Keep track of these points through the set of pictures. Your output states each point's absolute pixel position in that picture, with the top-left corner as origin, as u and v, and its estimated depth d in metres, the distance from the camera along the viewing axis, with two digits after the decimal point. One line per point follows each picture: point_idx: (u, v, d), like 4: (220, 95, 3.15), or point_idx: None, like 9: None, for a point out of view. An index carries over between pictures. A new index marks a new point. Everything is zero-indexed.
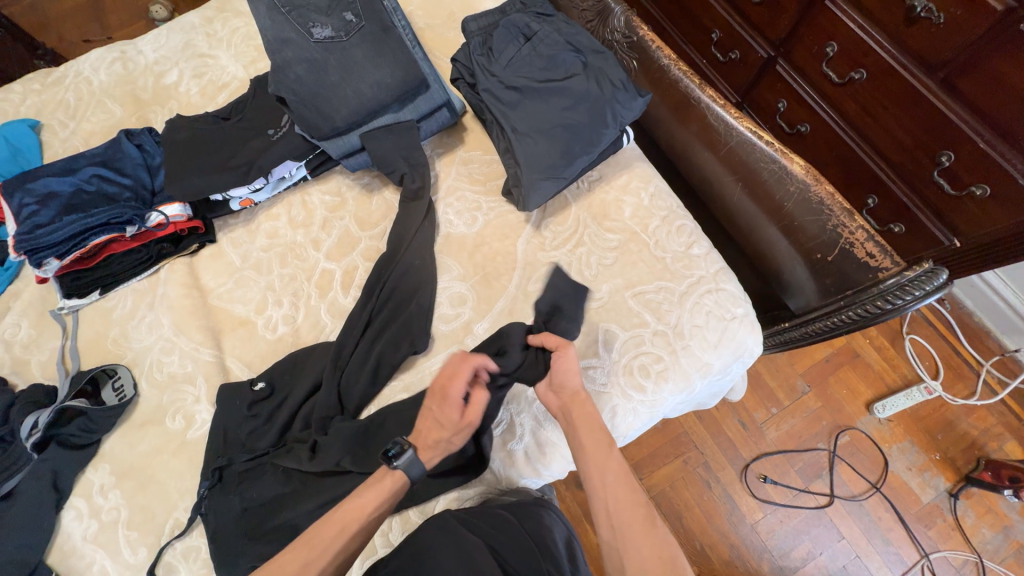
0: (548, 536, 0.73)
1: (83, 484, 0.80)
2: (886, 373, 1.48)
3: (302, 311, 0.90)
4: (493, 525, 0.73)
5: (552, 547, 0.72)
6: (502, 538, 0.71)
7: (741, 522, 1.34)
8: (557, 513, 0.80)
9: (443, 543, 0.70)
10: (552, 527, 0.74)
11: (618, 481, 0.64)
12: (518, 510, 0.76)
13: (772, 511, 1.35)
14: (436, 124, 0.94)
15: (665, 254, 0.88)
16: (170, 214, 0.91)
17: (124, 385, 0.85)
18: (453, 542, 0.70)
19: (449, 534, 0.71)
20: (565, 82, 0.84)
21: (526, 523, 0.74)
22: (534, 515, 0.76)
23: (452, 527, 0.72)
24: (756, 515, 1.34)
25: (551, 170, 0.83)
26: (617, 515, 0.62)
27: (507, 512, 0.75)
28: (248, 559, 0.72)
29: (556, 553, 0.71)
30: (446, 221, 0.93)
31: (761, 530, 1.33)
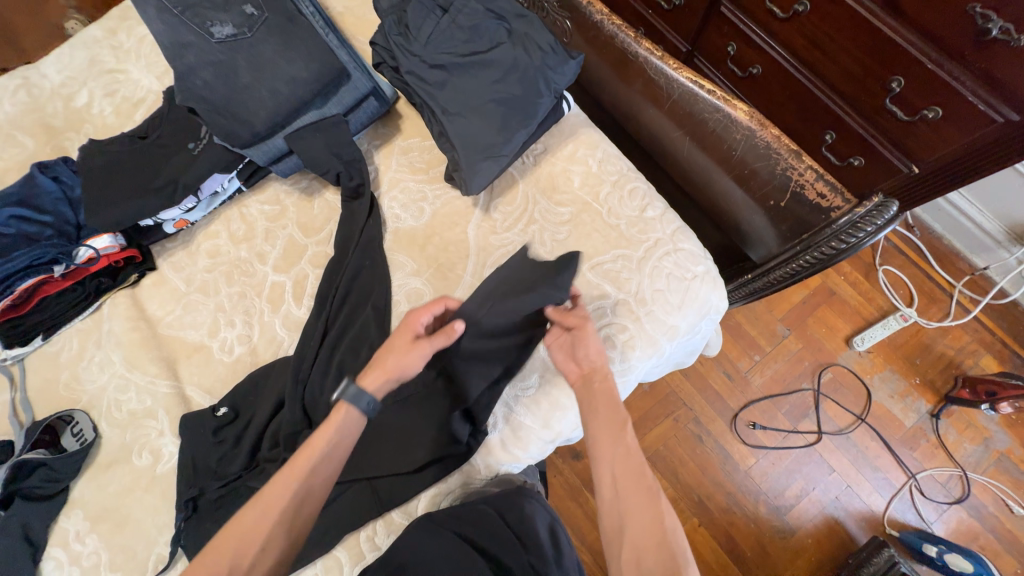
0: (529, 525, 0.76)
1: (56, 533, 0.79)
2: (862, 307, 1.49)
3: (257, 328, 0.87)
4: (474, 523, 0.74)
5: (535, 535, 0.75)
6: (488, 534, 0.74)
7: (736, 469, 1.37)
8: (540, 497, 0.82)
9: (431, 546, 0.71)
10: (535, 517, 0.77)
11: (620, 459, 0.64)
12: (501, 503, 0.77)
13: (763, 456, 1.38)
14: (366, 115, 0.89)
15: (619, 221, 0.86)
16: (100, 246, 0.87)
17: (83, 429, 0.82)
18: (441, 545, 0.71)
19: (435, 536, 0.72)
20: (491, 53, 0.78)
21: (509, 517, 0.76)
22: (516, 505, 0.77)
23: (438, 527, 0.73)
24: (749, 461, 1.37)
25: (491, 149, 0.80)
26: (625, 485, 0.62)
27: (488, 506, 0.77)
28: None
29: (541, 542, 0.74)
30: (393, 215, 0.90)
31: (755, 474, 1.36)
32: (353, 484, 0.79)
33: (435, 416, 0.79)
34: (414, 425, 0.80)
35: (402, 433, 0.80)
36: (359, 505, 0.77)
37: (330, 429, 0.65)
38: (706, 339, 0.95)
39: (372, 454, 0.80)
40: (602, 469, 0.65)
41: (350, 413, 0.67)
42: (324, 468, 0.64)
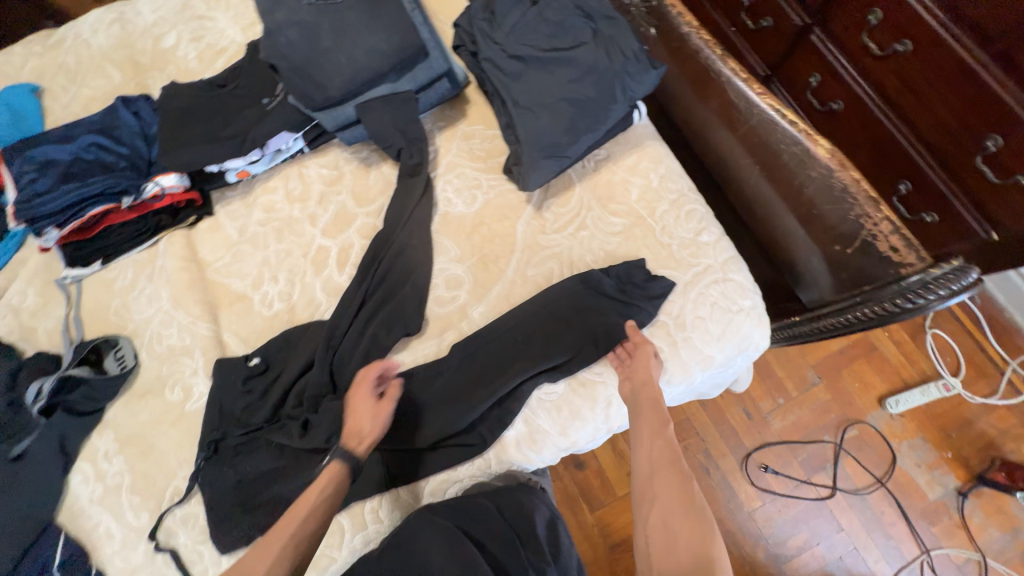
0: (528, 523, 0.77)
1: (88, 448, 0.84)
2: (903, 368, 1.43)
3: (298, 288, 0.89)
4: (472, 516, 0.75)
5: (534, 532, 0.76)
6: (485, 528, 0.74)
7: (739, 509, 1.34)
8: (542, 494, 0.83)
9: (429, 534, 0.72)
10: (535, 513, 0.78)
11: (659, 448, 0.68)
12: (501, 498, 0.79)
13: (771, 501, 1.34)
14: (436, 95, 0.89)
15: (671, 241, 0.83)
16: (166, 184, 0.89)
17: (125, 355, 0.86)
18: (441, 532, 0.72)
19: (433, 526, 0.73)
20: (572, 52, 0.77)
21: (508, 511, 0.77)
22: (516, 500, 0.79)
23: (437, 516, 0.74)
24: (754, 503, 1.34)
25: (554, 148, 0.78)
26: (659, 470, 0.66)
27: (487, 499, 0.78)
28: (241, 530, 0.75)
29: (539, 540, 0.75)
30: (445, 199, 0.90)
31: (758, 518, 1.33)
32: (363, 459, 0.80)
33: (456, 408, 0.78)
34: (433, 411, 0.79)
35: (417, 418, 0.80)
36: (370, 475, 0.79)
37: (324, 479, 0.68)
38: (736, 375, 0.91)
39: (394, 426, 0.80)
40: (639, 455, 0.69)
41: (344, 476, 0.69)
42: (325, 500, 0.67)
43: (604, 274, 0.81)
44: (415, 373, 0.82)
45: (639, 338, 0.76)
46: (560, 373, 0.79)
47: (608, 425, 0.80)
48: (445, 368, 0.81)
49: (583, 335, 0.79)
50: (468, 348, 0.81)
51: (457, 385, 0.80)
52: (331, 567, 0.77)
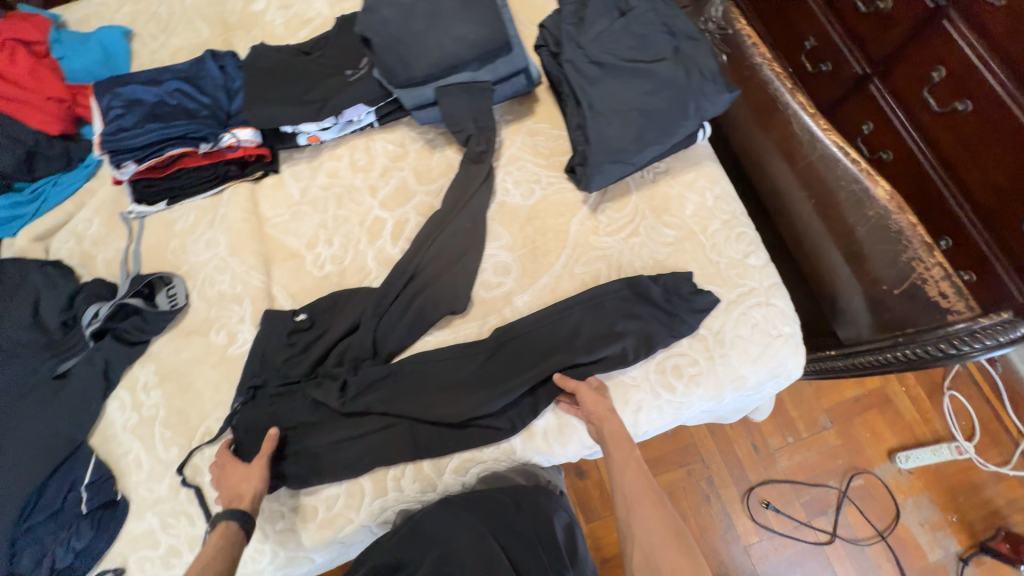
0: (548, 525, 0.78)
1: (129, 377, 0.86)
2: (916, 425, 1.42)
3: (350, 254, 0.92)
4: (497, 512, 0.76)
5: (552, 532, 0.78)
6: (506, 525, 0.76)
7: (734, 541, 1.35)
8: (558, 497, 0.85)
9: (449, 523, 0.74)
10: (552, 514, 0.80)
11: (634, 476, 0.69)
12: (522, 496, 0.79)
13: (768, 538, 1.34)
14: (511, 90, 0.91)
15: (720, 259, 0.85)
16: (242, 137, 0.93)
17: (177, 293, 0.89)
18: (461, 522, 0.74)
19: (452, 515, 0.75)
20: (652, 66, 0.80)
21: (527, 509, 0.78)
22: (535, 500, 0.80)
23: (455, 506, 0.77)
24: (750, 538, 1.35)
25: (620, 154, 0.81)
26: (635, 500, 0.68)
27: (507, 494, 0.79)
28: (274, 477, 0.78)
29: (557, 543, 0.77)
30: (504, 189, 0.93)
31: (752, 553, 1.33)
32: (391, 429, 0.80)
33: (489, 390, 0.80)
34: (467, 389, 0.81)
35: (450, 394, 0.81)
36: (396, 445, 0.80)
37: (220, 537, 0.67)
38: (759, 401, 0.93)
39: (425, 398, 0.81)
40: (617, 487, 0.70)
41: (238, 530, 0.68)
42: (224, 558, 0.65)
43: (651, 280, 0.83)
44: (453, 352, 0.83)
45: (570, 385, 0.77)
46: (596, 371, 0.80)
47: (633, 429, 0.81)
48: (483, 350, 0.83)
49: (624, 336, 0.80)
50: (508, 333, 0.83)
51: (492, 369, 0.82)
52: (346, 527, 0.78)
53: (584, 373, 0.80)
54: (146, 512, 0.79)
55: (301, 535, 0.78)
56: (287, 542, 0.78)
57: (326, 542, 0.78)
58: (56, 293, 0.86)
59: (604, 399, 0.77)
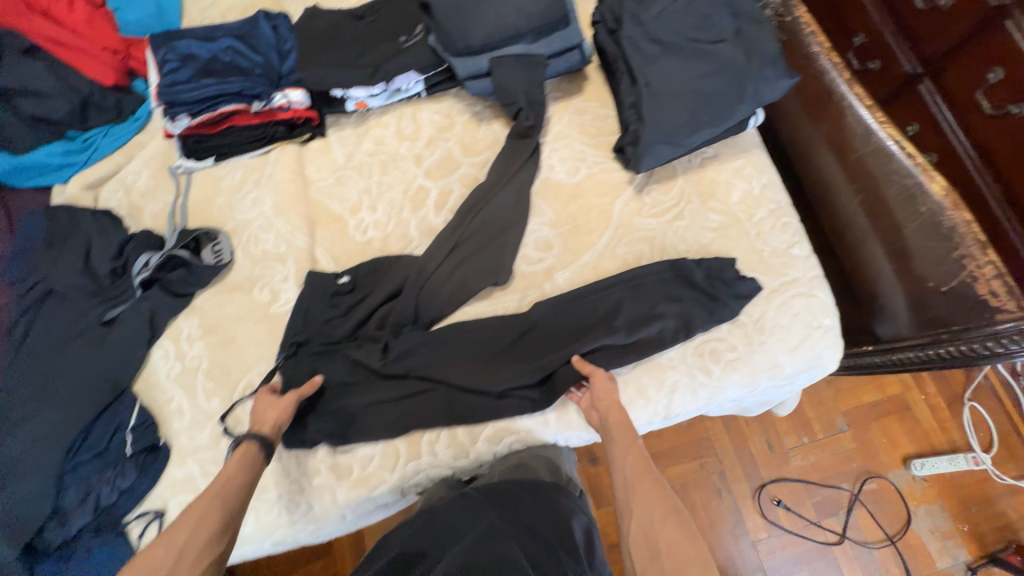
0: (565, 521, 0.71)
1: (173, 328, 0.87)
2: (934, 434, 1.42)
3: (394, 220, 0.92)
4: (507, 498, 0.72)
5: (570, 532, 0.70)
6: (517, 510, 0.70)
7: (743, 535, 1.36)
8: (575, 498, 0.79)
9: (459, 512, 0.70)
10: (571, 515, 0.73)
11: (631, 455, 0.68)
12: (536, 491, 0.74)
13: (776, 535, 1.35)
14: (565, 65, 0.91)
15: (764, 247, 0.85)
16: (292, 98, 0.94)
17: (223, 249, 0.90)
18: (472, 510, 0.69)
19: (461, 500, 0.72)
20: (713, 47, 0.80)
21: (541, 504, 0.72)
22: (551, 498, 0.74)
23: (468, 497, 0.73)
24: (759, 533, 1.36)
25: (673, 135, 0.81)
26: (633, 477, 0.66)
27: (521, 486, 0.74)
28: (312, 434, 0.80)
29: (575, 541, 0.68)
30: (549, 165, 0.93)
31: (760, 548, 1.35)
32: (424, 394, 0.82)
33: (524, 364, 0.81)
34: (506, 361, 0.82)
35: (488, 364, 0.82)
36: (432, 411, 0.81)
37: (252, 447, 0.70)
38: (786, 394, 0.94)
39: (462, 366, 0.82)
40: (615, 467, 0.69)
41: (257, 455, 0.70)
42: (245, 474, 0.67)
43: (695, 264, 0.83)
44: (492, 322, 0.84)
45: (586, 369, 0.78)
46: (633, 355, 0.80)
47: (666, 411, 0.82)
48: (523, 323, 0.83)
49: (666, 317, 0.81)
50: (549, 307, 0.83)
51: (530, 342, 0.83)
52: (380, 487, 0.79)
53: (621, 354, 0.80)
54: (186, 459, 0.80)
55: (336, 491, 0.79)
56: (322, 497, 0.79)
57: (360, 500, 0.80)
58: (107, 241, 0.88)
59: (614, 387, 0.76)
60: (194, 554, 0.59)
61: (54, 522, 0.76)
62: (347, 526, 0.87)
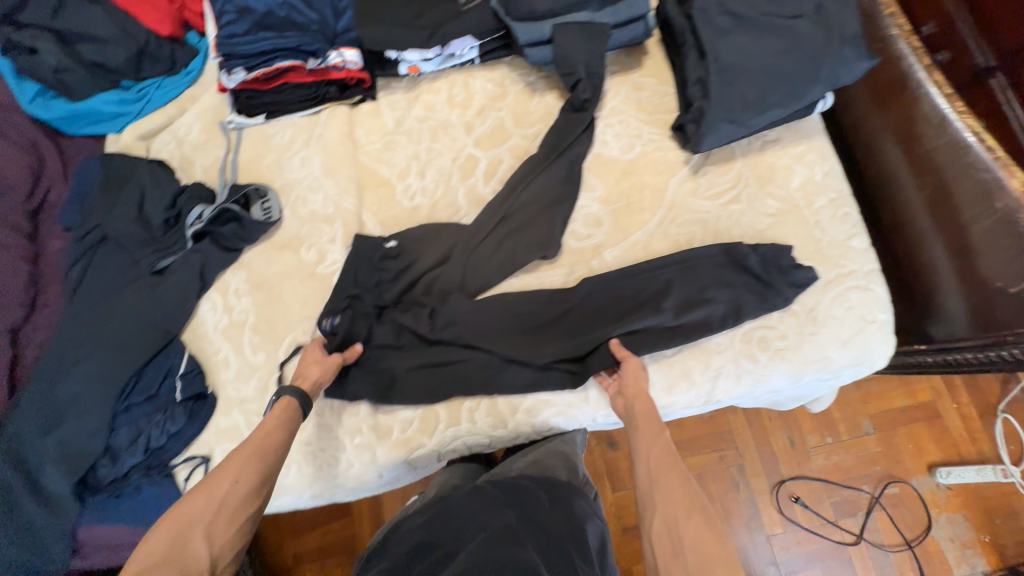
0: (579, 521, 0.69)
1: (221, 282, 0.89)
2: (962, 443, 1.39)
3: (441, 188, 0.92)
4: (520, 494, 0.72)
5: (585, 534, 0.68)
6: (530, 508, 0.70)
7: (758, 529, 1.36)
8: (590, 501, 0.77)
9: (475, 502, 0.72)
10: (586, 516, 0.71)
11: (658, 450, 0.67)
12: (551, 490, 0.74)
13: (792, 531, 1.35)
14: (628, 36, 0.89)
15: (823, 236, 0.82)
16: (347, 59, 0.92)
17: (272, 207, 0.90)
18: (487, 503, 0.71)
19: (473, 493, 0.74)
20: (790, 22, 0.77)
21: (556, 503, 0.72)
22: (566, 498, 0.73)
23: (483, 491, 0.74)
24: (775, 528, 1.36)
25: (739, 114, 0.78)
26: (659, 473, 0.65)
27: (536, 485, 0.75)
28: (355, 389, 0.81)
29: (589, 545, 0.66)
30: (602, 140, 0.91)
31: (774, 543, 1.35)
32: (465, 361, 0.82)
33: (566, 341, 0.81)
34: (550, 336, 0.82)
35: (533, 336, 0.83)
36: (472, 378, 0.81)
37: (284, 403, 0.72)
38: (824, 390, 0.93)
39: (507, 337, 0.82)
40: (639, 461, 0.68)
41: (295, 411, 0.72)
42: (279, 433, 0.69)
43: (751, 250, 0.81)
44: (538, 295, 0.83)
45: (624, 355, 0.77)
46: (678, 339, 0.78)
47: (708, 396, 0.81)
48: (569, 297, 0.83)
49: (716, 300, 0.79)
50: (596, 284, 0.82)
51: (575, 318, 0.83)
52: (419, 450, 0.81)
53: (667, 336, 0.79)
54: (232, 409, 0.82)
55: (377, 450, 0.81)
56: (361, 455, 0.81)
57: (398, 460, 0.81)
58: (160, 191, 0.89)
59: (645, 376, 0.76)
60: (231, 509, 0.61)
61: (106, 460, 0.80)
62: (381, 485, 0.89)
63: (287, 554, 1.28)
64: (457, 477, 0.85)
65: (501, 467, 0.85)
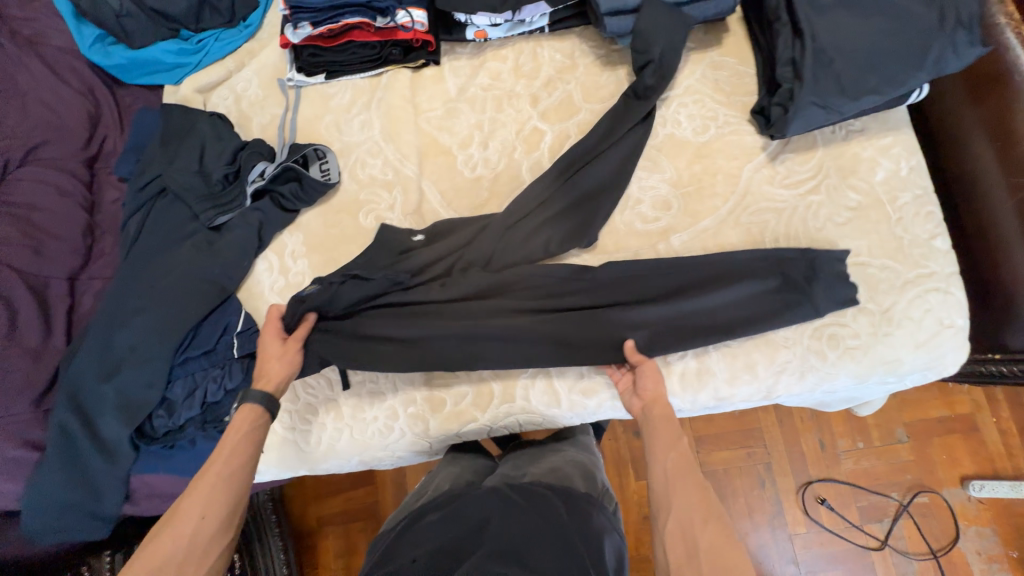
0: (595, 536, 0.67)
1: (277, 242, 0.88)
2: (998, 458, 1.28)
3: (504, 160, 0.89)
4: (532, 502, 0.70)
5: (601, 550, 0.65)
6: (541, 517, 0.67)
7: (781, 528, 1.29)
8: (610, 515, 0.74)
9: (488, 504, 0.70)
10: (603, 531, 0.68)
11: (677, 454, 0.64)
12: (570, 502, 0.72)
13: (815, 531, 1.28)
14: (715, 9, 0.83)
15: (905, 235, 0.79)
16: (415, 18, 0.88)
17: (330, 169, 0.88)
18: (497, 508, 0.69)
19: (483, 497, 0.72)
20: (897, 4, 0.74)
21: (574, 515, 0.69)
22: (585, 510, 0.71)
23: (488, 494, 0.73)
24: (797, 528, 1.28)
25: (831, 98, 0.74)
26: (677, 478, 0.62)
27: (554, 494, 0.73)
28: (359, 357, 0.77)
29: (605, 560, 0.63)
30: (675, 120, 0.87)
31: (796, 542, 1.28)
32: (452, 337, 0.77)
33: (562, 329, 0.77)
34: (569, 324, 0.78)
35: (554, 320, 0.78)
36: (483, 352, 0.76)
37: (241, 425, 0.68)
38: (880, 394, 0.89)
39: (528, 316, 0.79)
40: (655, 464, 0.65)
41: (258, 422, 0.69)
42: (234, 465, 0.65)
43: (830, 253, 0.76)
44: (554, 278, 0.81)
45: (636, 359, 0.74)
46: (686, 341, 0.75)
47: (768, 390, 0.79)
48: (594, 274, 0.80)
49: (788, 293, 0.76)
50: (660, 268, 0.80)
51: (581, 311, 0.79)
52: (471, 424, 0.80)
53: (689, 335, 0.76)
54: None
55: (429, 422, 0.81)
56: (414, 426, 0.81)
57: (450, 433, 0.81)
58: (222, 147, 0.88)
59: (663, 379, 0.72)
60: (201, 546, 0.59)
61: (161, 412, 0.81)
62: (417, 457, 0.89)
63: (310, 515, 1.30)
64: (469, 474, 0.83)
65: (514, 470, 0.83)
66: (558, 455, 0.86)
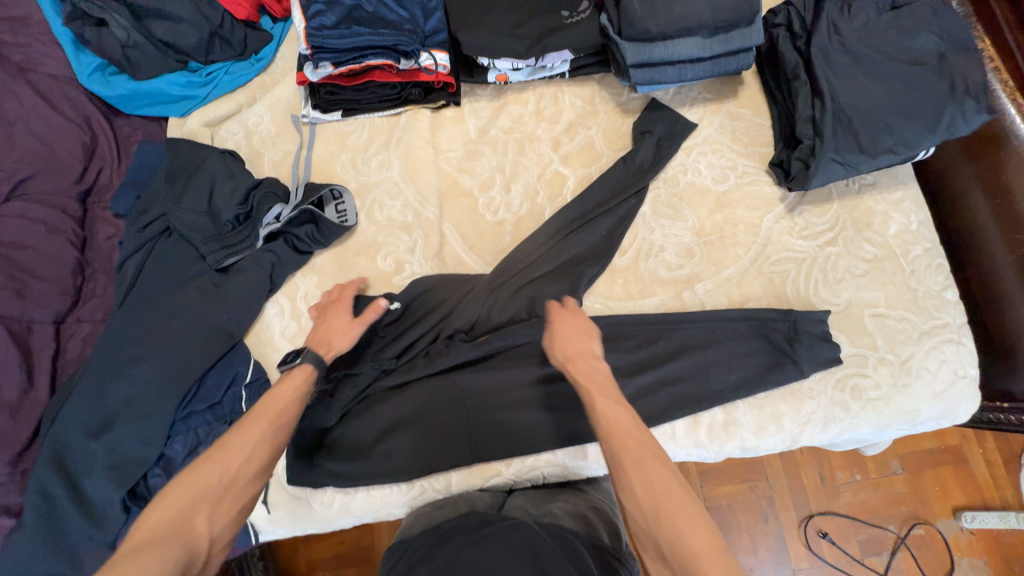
0: None
1: (291, 285, 0.84)
2: (986, 488, 1.29)
3: (526, 203, 0.88)
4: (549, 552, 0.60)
5: None
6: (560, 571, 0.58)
7: (784, 564, 1.26)
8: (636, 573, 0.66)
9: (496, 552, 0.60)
10: None
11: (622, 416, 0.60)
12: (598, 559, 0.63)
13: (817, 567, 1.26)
14: (736, 64, 0.86)
15: (919, 286, 0.81)
16: (438, 61, 0.87)
17: (347, 210, 0.85)
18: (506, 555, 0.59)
19: (485, 544, 0.61)
20: (912, 70, 0.77)
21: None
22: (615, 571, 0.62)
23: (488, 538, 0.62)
24: (801, 563, 1.26)
25: (851, 157, 0.77)
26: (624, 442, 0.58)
27: (583, 546, 0.64)
28: (364, 468, 0.75)
29: None
30: (695, 168, 0.88)
31: None
32: (451, 428, 0.76)
33: (559, 407, 0.77)
34: (569, 399, 0.77)
35: (550, 392, 0.78)
36: (483, 438, 0.76)
37: (290, 390, 0.65)
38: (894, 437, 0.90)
39: (524, 392, 0.78)
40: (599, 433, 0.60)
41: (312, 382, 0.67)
42: (271, 440, 0.60)
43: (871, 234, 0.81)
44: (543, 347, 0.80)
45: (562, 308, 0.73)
46: (687, 411, 0.76)
47: (790, 440, 0.79)
48: None
49: (810, 343, 0.76)
50: (681, 316, 0.80)
51: None
52: (495, 479, 0.77)
53: (695, 400, 0.77)
54: None
55: (450, 475, 0.76)
56: (435, 482, 0.76)
57: (472, 488, 0.77)
58: (233, 185, 0.84)
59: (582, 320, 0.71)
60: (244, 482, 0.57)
61: (158, 470, 0.75)
62: None
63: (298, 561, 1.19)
64: (488, 497, 0.75)
65: (533, 506, 0.74)
66: (576, 497, 0.78)
